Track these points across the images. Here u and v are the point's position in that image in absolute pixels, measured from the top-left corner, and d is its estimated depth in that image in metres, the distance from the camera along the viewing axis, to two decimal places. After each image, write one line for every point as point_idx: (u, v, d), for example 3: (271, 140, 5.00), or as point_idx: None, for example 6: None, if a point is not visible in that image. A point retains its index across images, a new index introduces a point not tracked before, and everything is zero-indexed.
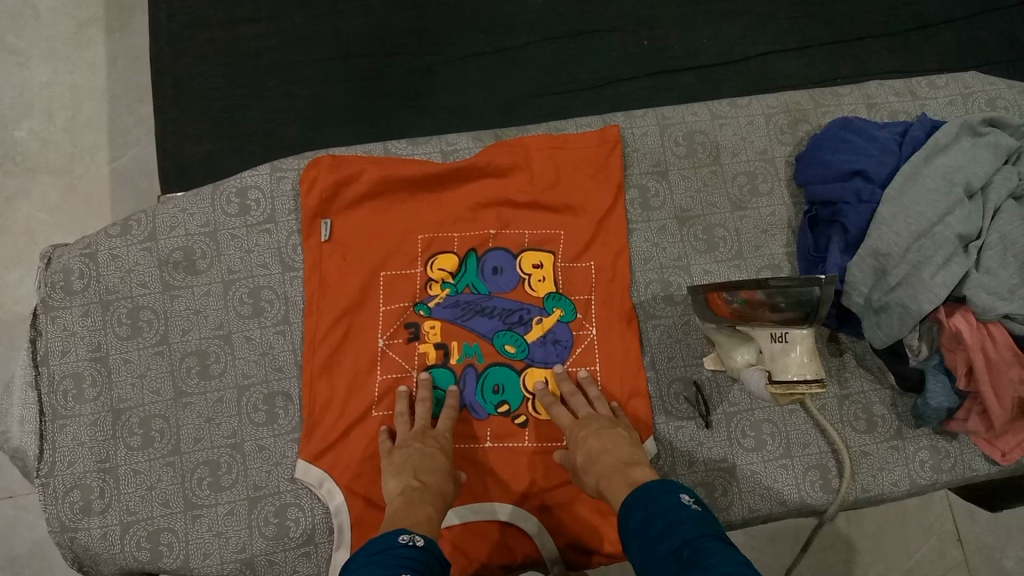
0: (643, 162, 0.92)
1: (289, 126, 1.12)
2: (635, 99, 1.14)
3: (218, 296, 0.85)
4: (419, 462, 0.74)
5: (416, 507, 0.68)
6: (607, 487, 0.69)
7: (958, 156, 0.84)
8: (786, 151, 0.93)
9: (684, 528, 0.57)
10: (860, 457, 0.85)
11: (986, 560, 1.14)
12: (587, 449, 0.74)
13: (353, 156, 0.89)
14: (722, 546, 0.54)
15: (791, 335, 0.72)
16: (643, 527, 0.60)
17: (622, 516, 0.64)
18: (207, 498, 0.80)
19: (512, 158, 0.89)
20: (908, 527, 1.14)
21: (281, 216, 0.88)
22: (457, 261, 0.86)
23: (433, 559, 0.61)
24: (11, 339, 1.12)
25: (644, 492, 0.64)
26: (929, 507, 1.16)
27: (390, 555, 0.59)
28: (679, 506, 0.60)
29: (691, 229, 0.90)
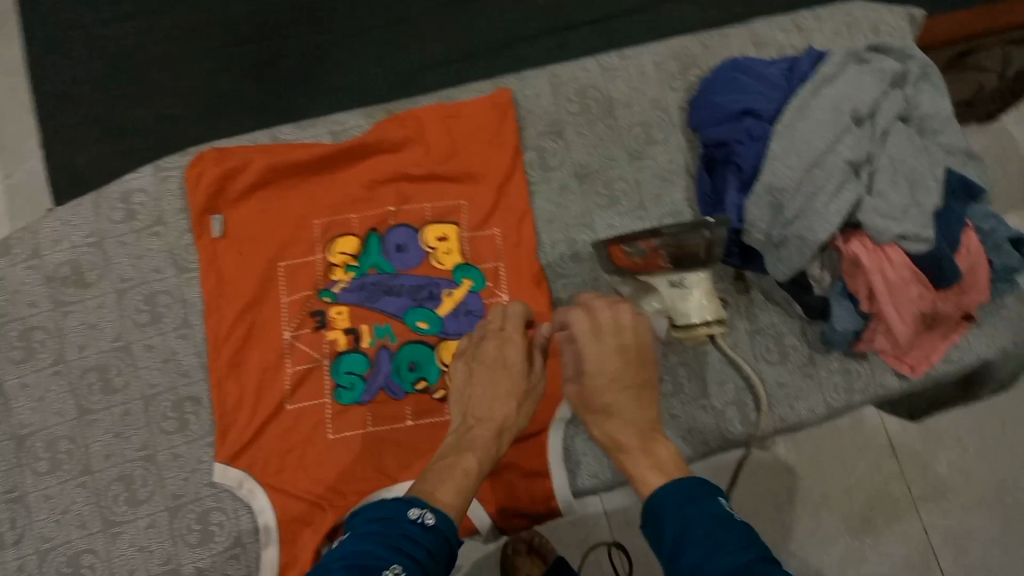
0: (538, 123, 0.91)
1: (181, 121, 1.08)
2: (533, 60, 1.12)
3: (112, 307, 0.82)
4: (478, 393, 0.72)
5: (460, 454, 0.67)
6: (624, 461, 0.67)
7: (845, 84, 0.84)
8: (680, 97, 0.92)
9: (736, 545, 0.54)
10: (777, 388, 0.87)
11: (923, 470, 1.16)
12: (608, 405, 0.67)
13: (239, 146, 0.85)
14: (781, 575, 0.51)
15: (686, 279, 0.73)
16: (683, 534, 0.57)
17: (654, 512, 0.61)
18: (125, 514, 0.78)
19: (404, 131, 0.87)
20: (845, 446, 1.16)
21: (171, 217, 0.84)
22: (358, 243, 0.84)
23: (439, 541, 0.57)
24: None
25: (685, 495, 0.60)
26: (863, 425, 1.17)
27: (394, 529, 0.56)
28: (724, 516, 0.57)
29: (591, 185, 0.90)
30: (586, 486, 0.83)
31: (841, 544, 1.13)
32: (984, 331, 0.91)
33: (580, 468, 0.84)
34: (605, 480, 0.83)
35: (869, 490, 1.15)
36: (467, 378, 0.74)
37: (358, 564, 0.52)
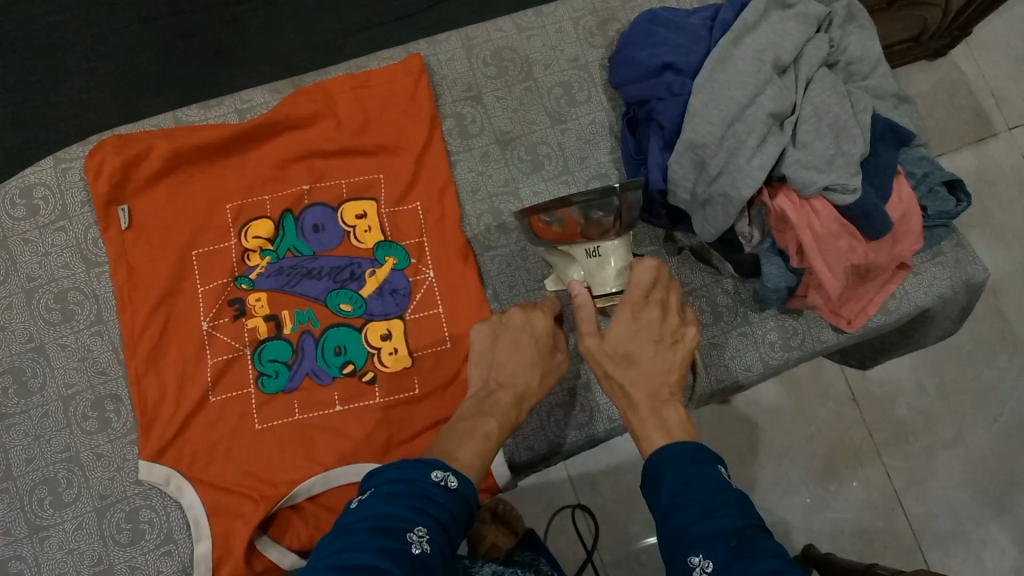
0: (455, 89, 0.88)
1: (97, 107, 1.02)
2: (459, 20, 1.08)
3: (22, 307, 0.80)
4: (503, 357, 0.71)
5: (479, 418, 0.67)
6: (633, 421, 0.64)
7: (766, 32, 0.81)
8: (599, 54, 0.90)
9: (731, 512, 0.52)
10: (712, 349, 0.86)
11: (884, 415, 1.16)
12: (628, 352, 0.66)
13: (140, 132, 0.83)
14: (772, 547, 0.49)
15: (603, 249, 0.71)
16: (678, 495, 0.55)
17: (651, 470, 0.59)
18: (51, 517, 0.76)
19: (312, 106, 0.84)
20: (804, 396, 1.16)
21: (75, 211, 0.82)
22: (273, 226, 0.82)
23: (460, 504, 0.57)
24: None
25: (686, 456, 0.58)
26: (821, 374, 1.17)
27: (419, 492, 0.55)
28: (721, 481, 0.55)
29: (513, 151, 0.87)
30: (522, 461, 0.81)
31: (805, 494, 1.12)
32: (922, 279, 0.90)
33: (515, 442, 0.82)
34: (541, 452, 0.81)
35: (831, 437, 1.15)
36: (491, 342, 0.73)
37: (385, 525, 0.51)
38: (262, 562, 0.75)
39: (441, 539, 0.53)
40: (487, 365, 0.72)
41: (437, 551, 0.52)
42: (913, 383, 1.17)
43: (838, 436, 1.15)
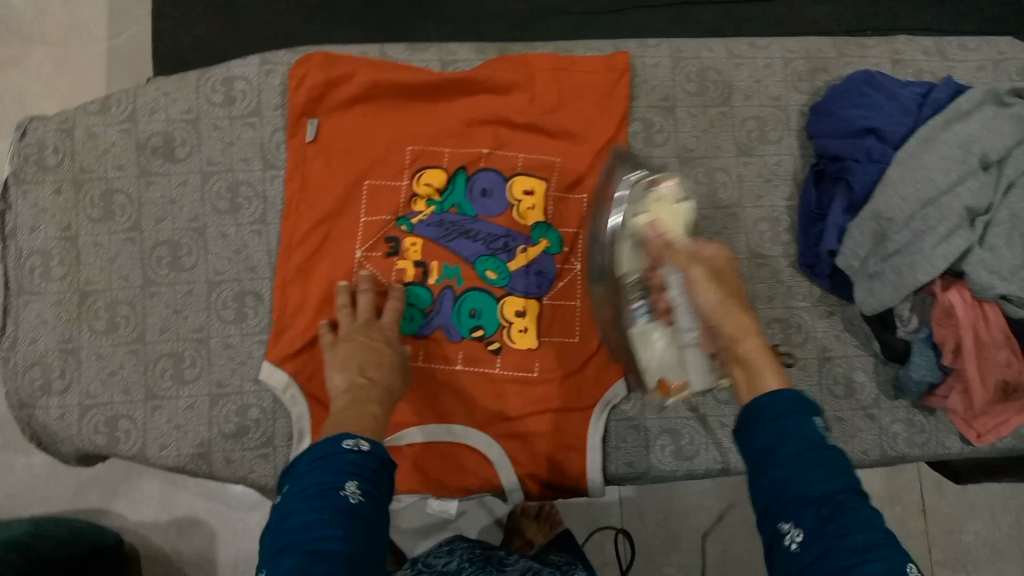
0: (651, 95, 0.86)
1: (294, 19, 1.07)
2: (651, 30, 1.10)
3: (195, 187, 0.81)
4: (362, 360, 0.73)
5: (361, 408, 0.68)
6: (749, 362, 0.64)
7: (976, 123, 0.78)
8: (801, 99, 0.88)
9: (824, 474, 0.53)
10: (835, 423, 0.83)
11: (950, 537, 1.12)
12: (730, 291, 0.68)
13: (348, 55, 0.84)
14: (866, 520, 0.50)
15: (643, 327, 0.75)
16: (771, 448, 0.55)
17: (750, 414, 0.58)
18: (169, 390, 0.79)
19: (513, 75, 0.84)
20: (875, 492, 1.11)
21: (267, 111, 0.83)
22: (445, 178, 0.84)
23: (380, 460, 0.60)
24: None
25: (793, 407, 0.57)
26: (899, 476, 1.12)
27: (336, 460, 0.58)
28: (817, 437, 0.55)
29: (692, 170, 0.85)
30: (618, 473, 0.82)
31: None
32: None
33: (617, 453, 0.82)
34: (638, 471, 0.81)
35: None
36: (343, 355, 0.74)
37: (317, 490, 0.55)
38: None
39: (372, 488, 0.58)
40: (346, 367, 0.73)
41: (371, 500, 0.57)
42: (987, 513, 1.14)
43: None
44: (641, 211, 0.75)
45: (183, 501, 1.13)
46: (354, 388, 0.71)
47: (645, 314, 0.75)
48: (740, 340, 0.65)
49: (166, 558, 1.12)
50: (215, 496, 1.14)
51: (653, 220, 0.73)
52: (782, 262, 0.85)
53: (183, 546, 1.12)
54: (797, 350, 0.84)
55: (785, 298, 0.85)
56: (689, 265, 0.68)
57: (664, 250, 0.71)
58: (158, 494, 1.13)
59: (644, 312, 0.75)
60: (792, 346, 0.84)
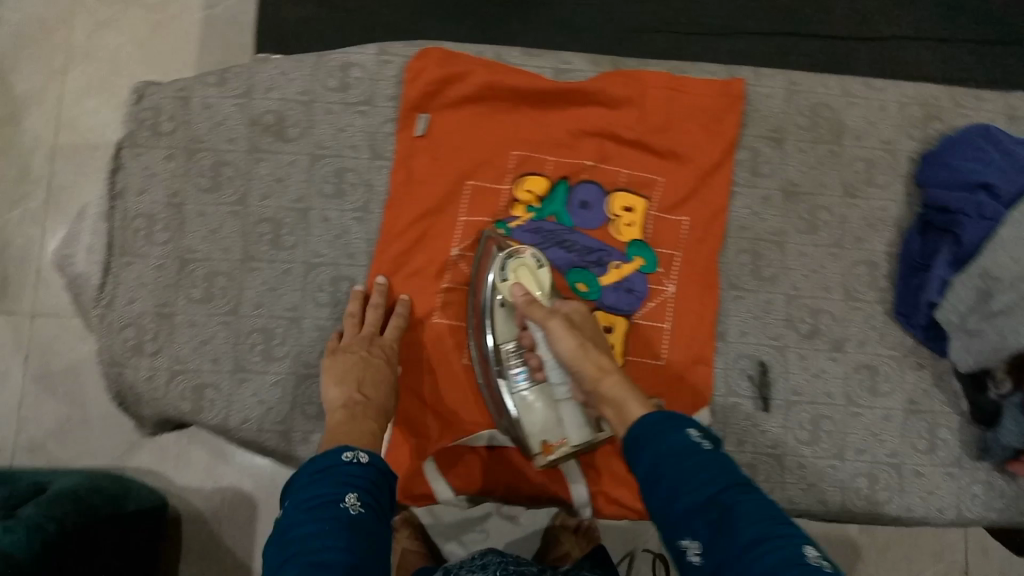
0: (761, 124, 0.85)
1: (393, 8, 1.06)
2: (748, 59, 1.05)
3: (303, 168, 0.82)
4: (361, 376, 0.74)
5: (356, 427, 0.70)
6: (616, 394, 0.68)
7: None
8: (913, 145, 0.86)
9: (703, 479, 0.57)
10: (913, 477, 0.83)
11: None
12: (587, 336, 0.73)
13: (464, 54, 0.84)
14: (750, 511, 0.54)
15: (525, 394, 0.77)
16: (657, 467, 0.59)
17: (635, 444, 0.63)
18: (257, 365, 0.80)
19: (625, 90, 0.84)
20: (917, 545, 1.12)
21: (380, 101, 0.83)
22: (547, 186, 0.84)
23: (378, 473, 0.65)
24: (80, 167, 1.15)
25: (666, 422, 0.62)
26: (942, 534, 1.13)
27: (335, 473, 0.63)
28: (691, 446, 0.59)
29: (795, 205, 0.85)
30: None
31: None
32: None
33: None
34: None
35: None
36: (345, 366, 0.75)
37: (317, 502, 0.60)
38: (424, 487, 0.80)
39: (370, 500, 0.62)
40: (346, 381, 0.74)
41: (371, 510, 0.62)
42: None
43: None
44: (506, 276, 0.77)
45: (230, 471, 1.10)
46: (350, 405, 0.73)
47: (524, 377, 0.77)
48: (602, 377, 0.70)
49: (207, 529, 1.09)
50: (261, 471, 1.10)
51: (513, 281, 0.77)
52: (877, 308, 0.85)
53: (226, 517, 1.09)
54: (881, 401, 0.84)
55: (876, 344, 0.84)
56: (547, 317, 0.74)
57: (527, 309, 0.75)
58: (203, 464, 1.10)
59: (523, 376, 0.77)
60: (877, 395, 0.84)
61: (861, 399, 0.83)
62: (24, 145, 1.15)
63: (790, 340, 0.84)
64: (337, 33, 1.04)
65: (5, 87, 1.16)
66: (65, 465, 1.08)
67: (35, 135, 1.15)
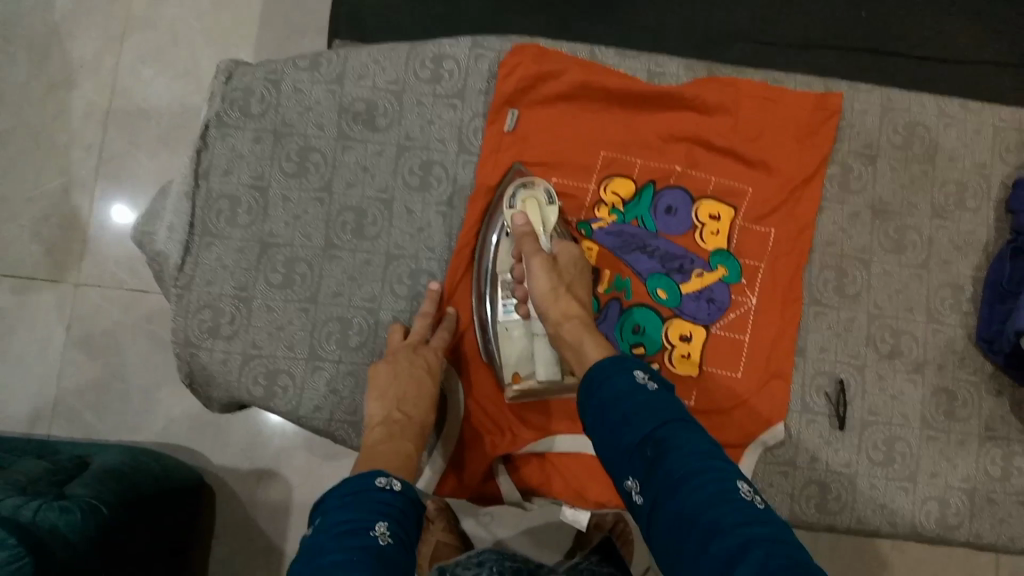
0: (854, 140, 0.85)
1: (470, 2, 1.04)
2: (829, 71, 1.02)
3: (390, 159, 0.81)
4: (406, 390, 0.73)
5: (395, 445, 0.69)
6: (576, 337, 0.67)
7: None
8: (1005, 171, 0.86)
9: (643, 417, 0.55)
10: (985, 504, 0.81)
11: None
12: (565, 280, 0.72)
13: (559, 51, 0.84)
14: (686, 446, 0.52)
15: (507, 323, 0.77)
16: (604, 409, 0.58)
17: (586, 387, 0.61)
18: (332, 354, 0.79)
19: (720, 97, 0.83)
20: (950, 567, 1.11)
21: (471, 94, 0.83)
22: (633, 190, 0.82)
23: (409, 504, 0.61)
24: (132, 136, 1.13)
25: (613, 365, 0.60)
26: (976, 557, 1.12)
27: (367, 498, 0.59)
28: (634, 388, 0.58)
29: (883, 224, 0.84)
30: None
31: None
32: None
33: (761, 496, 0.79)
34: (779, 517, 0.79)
35: None
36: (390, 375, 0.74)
37: (346, 528, 0.56)
38: (493, 488, 0.81)
39: (400, 532, 0.58)
40: (387, 397, 0.73)
41: (399, 542, 0.57)
42: None
43: None
44: (516, 204, 0.77)
45: (271, 453, 1.08)
46: (390, 422, 0.72)
47: (510, 310, 0.77)
48: (564, 322, 0.69)
49: (243, 512, 1.07)
50: (304, 453, 1.09)
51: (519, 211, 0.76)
52: (959, 332, 0.83)
53: (264, 500, 1.07)
54: (957, 426, 0.82)
55: (955, 368, 0.83)
56: (535, 254, 0.72)
57: (520, 238, 0.74)
58: (244, 443, 1.08)
59: (510, 308, 0.77)
60: (953, 419, 0.82)
61: (936, 422, 0.82)
62: (77, 112, 1.12)
63: (870, 359, 0.82)
64: (412, 20, 1.02)
65: (60, 51, 1.13)
66: (105, 438, 1.06)
67: (88, 100, 1.13)
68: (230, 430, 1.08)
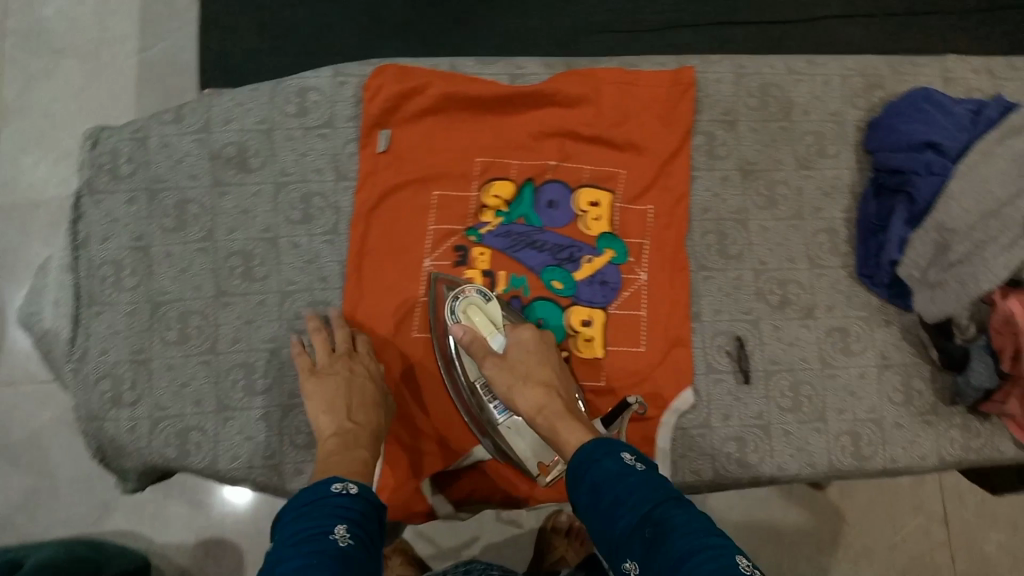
0: (713, 109, 0.89)
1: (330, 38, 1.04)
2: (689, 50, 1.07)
3: (268, 198, 0.82)
4: (354, 402, 0.73)
5: (349, 455, 0.69)
6: (548, 426, 0.71)
7: None
8: (858, 115, 0.91)
9: (637, 499, 0.58)
10: (893, 429, 0.84)
11: (972, 544, 1.15)
12: (522, 373, 0.74)
13: (419, 68, 0.86)
14: (683, 525, 0.55)
15: (508, 422, 0.78)
16: (596, 492, 0.61)
17: (574, 472, 0.64)
18: (240, 401, 0.79)
19: (581, 88, 0.86)
20: (898, 502, 1.15)
21: (340, 122, 0.84)
22: (514, 190, 0.85)
23: (368, 506, 0.62)
24: (18, 226, 1.10)
25: (600, 448, 0.64)
26: (921, 486, 1.16)
27: (323, 506, 0.60)
28: (624, 470, 0.61)
29: (753, 182, 0.88)
30: (684, 480, 0.82)
31: None
32: None
33: (684, 463, 0.82)
34: (704, 479, 0.82)
35: (914, 550, 1.14)
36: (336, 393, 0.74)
37: (306, 534, 0.56)
38: (424, 504, 0.79)
39: (360, 533, 0.58)
40: (336, 412, 0.73)
41: (360, 542, 0.57)
42: (1008, 522, 1.16)
43: (921, 551, 1.14)
44: (459, 317, 0.77)
45: (210, 517, 1.05)
46: (343, 432, 0.71)
47: (502, 412, 0.78)
48: (536, 417, 0.72)
49: None
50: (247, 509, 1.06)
51: (463, 323, 0.77)
52: (841, 272, 0.87)
53: (209, 566, 1.04)
54: (855, 360, 0.85)
55: (843, 307, 0.87)
56: (485, 359, 0.76)
57: (472, 351, 0.76)
58: (184, 515, 1.05)
59: (502, 407, 0.78)
60: (850, 355, 0.85)
61: (835, 360, 0.85)
62: None
63: (763, 312, 0.85)
64: (284, 67, 1.03)
65: None
66: (36, 534, 1.03)
67: None
68: (167, 504, 1.05)
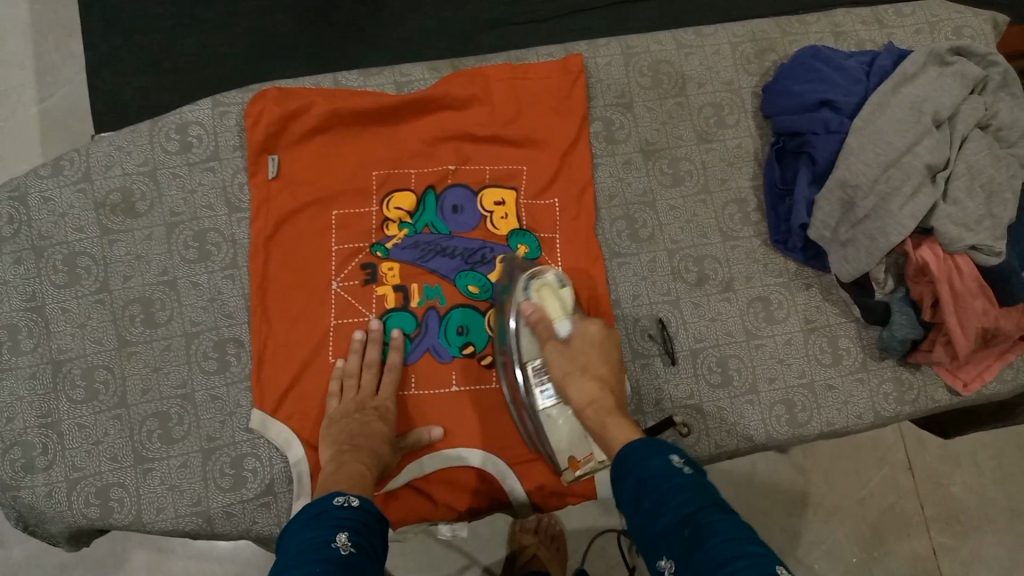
0: (607, 94, 0.88)
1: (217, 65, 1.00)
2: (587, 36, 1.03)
3: (161, 240, 0.80)
4: (355, 429, 0.71)
5: (350, 473, 0.65)
6: (597, 421, 0.67)
7: (916, 88, 0.79)
8: (752, 81, 0.91)
9: (683, 499, 0.54)
10: (826, 392, 0.83)
11: (937, 491, 1.14)
12: (581, 365, 0.71)
13: (302, 88, 0.84)
14: (725, 530, 0.50)
15: (548, 409, 0.73)
16: (641, 490, 0.57)
17: (619, 467, 0.60)
18: (158, 451, 0.75)
19: (470, 89, 0.85)
20: (862, 457, 1.13)
21: (226, 153, 0.82)
22: (415, 200, 0.83)
23: (371, 518, 0.59)
24: None
25: (647, 445, 0.59)
26: (882, 438, 1.15)
27: (326, 517, 0.57)
28: (672, 470, 0.56)
29: (656, 162, 0.87)
30: None
31: (850, 558, 1.10)
32: None
33: None
34: None
35: (885, 504, 1.12)
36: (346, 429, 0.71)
37: (307, 546, 0.54)
38: None
39: (365, 543, 0.56)
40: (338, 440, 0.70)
41: (363, 552, 0.55)
42: (971, 463, 1.16)
43: (892, 504, 1.12)
44: (530, 295, 0.75)
45: None
46: (340, 455, 0.69)
47: (547, 396, 0.73)
48: (586, 408, 0.69)
49: None
50: (210, 554, 1.00)
51: (534, 301, 0.74)
52: (755, 241, 0.87)
53: None
54: (780, 327, 0.84)
55: (762, 276, 0.86)
56: (548, 343, 0.73)
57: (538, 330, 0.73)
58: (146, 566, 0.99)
59: (548, 393, 0.73)
60: (775, 322, 0.85)
61: (760, 329, 0.84)
62: None
63: (681, 291, 0.84)
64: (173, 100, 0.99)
65: None
66: None
67: None
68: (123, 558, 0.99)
